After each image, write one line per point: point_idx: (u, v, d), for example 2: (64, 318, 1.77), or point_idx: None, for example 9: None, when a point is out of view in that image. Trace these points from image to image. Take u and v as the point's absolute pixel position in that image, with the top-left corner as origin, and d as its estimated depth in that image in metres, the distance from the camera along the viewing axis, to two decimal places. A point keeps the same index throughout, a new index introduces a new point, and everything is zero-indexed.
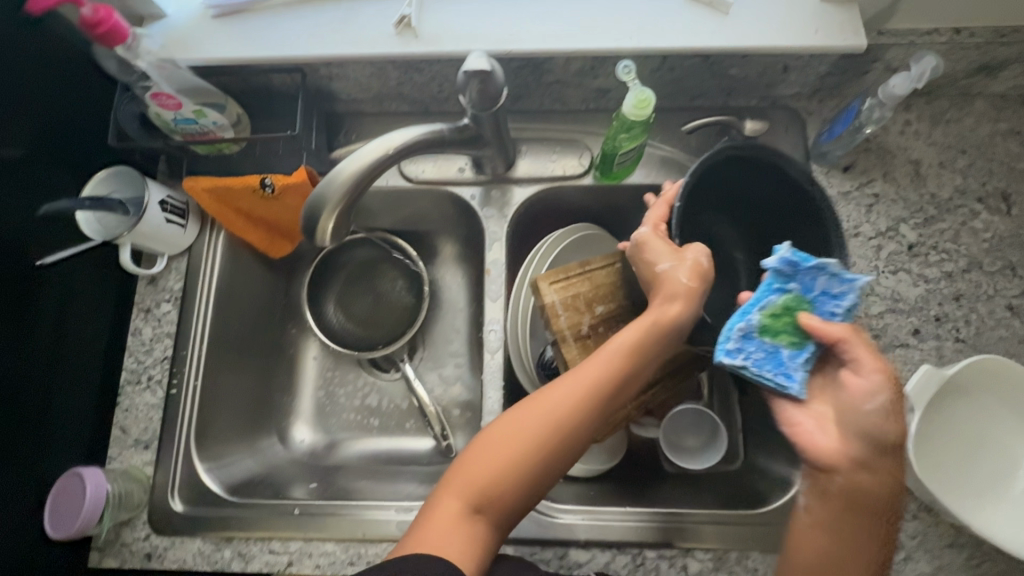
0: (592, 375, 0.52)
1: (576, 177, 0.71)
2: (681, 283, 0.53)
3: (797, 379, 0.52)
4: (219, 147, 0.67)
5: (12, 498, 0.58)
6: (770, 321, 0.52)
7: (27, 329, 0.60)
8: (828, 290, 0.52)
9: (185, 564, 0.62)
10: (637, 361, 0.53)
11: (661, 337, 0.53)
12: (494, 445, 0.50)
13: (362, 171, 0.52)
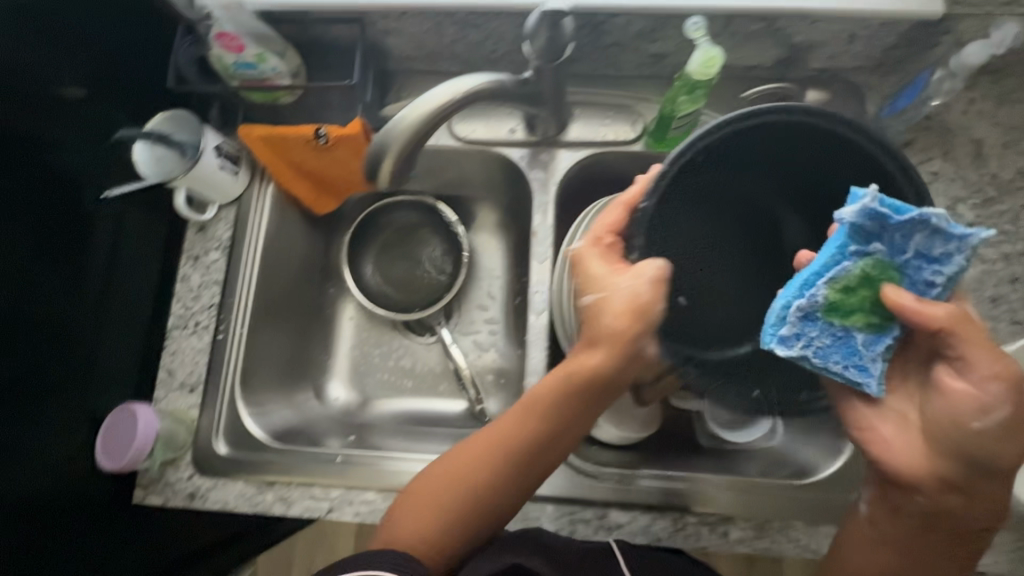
0: (501, 440, 0.53)
1: (626, 143, 0.70)
2: (610, 323, 0.49)
3: (873, 373, 0.44)
4: (274, 96, 0.67)
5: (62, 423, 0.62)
6: (841, 298, 0.42)
7: (78, 265, 0.63)
8: (926, 253, 0.41)
9: (228, 505, 0.62)
10: (553, 421, 0.53)
11: (577, 395, 0.52)
12: (412, 506, 0.54)
13: (428, 118, 0.51)
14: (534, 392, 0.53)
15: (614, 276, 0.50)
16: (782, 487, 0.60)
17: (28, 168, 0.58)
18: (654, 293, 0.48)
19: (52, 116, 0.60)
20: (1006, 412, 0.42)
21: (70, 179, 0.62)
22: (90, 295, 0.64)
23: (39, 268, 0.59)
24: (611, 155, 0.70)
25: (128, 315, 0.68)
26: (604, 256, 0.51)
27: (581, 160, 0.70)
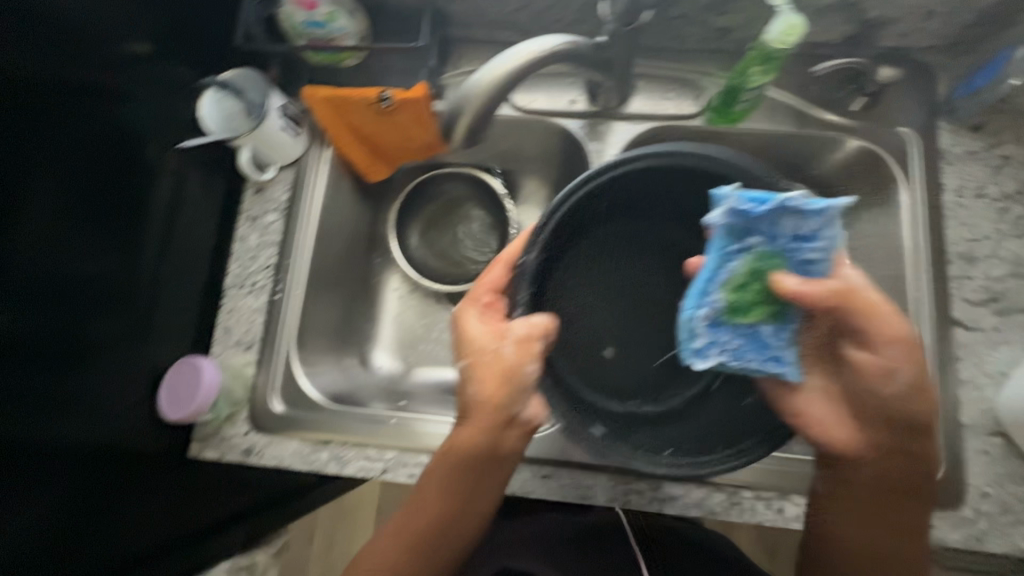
0: (418, 511, 0.58)
1: (688, 117, 0.69)
2: (486, 398, 0.57)
3: (787, 359, 0.52)
4: (338, 58, 0.68)
5: (123, 376, 0.63)
6: (737, 297, 0.51)
7: (138, 219, 0.64)
8: (800, 235, 0.49)
9: (283, 461, 0.63)
10: (456, 487, 0.58)
11: (471, 461, 0.58)
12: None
13: (502, 80, 0.51)
14: (438, 464, 0.58)
15: (488, 340, 0.57)
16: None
17: (94, 123, 0.58)
18: (522, 354, 0.54)
19: (120, 71, 0.60)
20: (906, 371, 0.53)
21: (137, 137, 0.62)
22: (152, 254, 0.65)
23: (101, 219, 0.60)
24: (673, 129, 0.69)
25: (188, 273, 0.68)
26: (486, 323, 0.58)
27: (638, 135, 0.69)
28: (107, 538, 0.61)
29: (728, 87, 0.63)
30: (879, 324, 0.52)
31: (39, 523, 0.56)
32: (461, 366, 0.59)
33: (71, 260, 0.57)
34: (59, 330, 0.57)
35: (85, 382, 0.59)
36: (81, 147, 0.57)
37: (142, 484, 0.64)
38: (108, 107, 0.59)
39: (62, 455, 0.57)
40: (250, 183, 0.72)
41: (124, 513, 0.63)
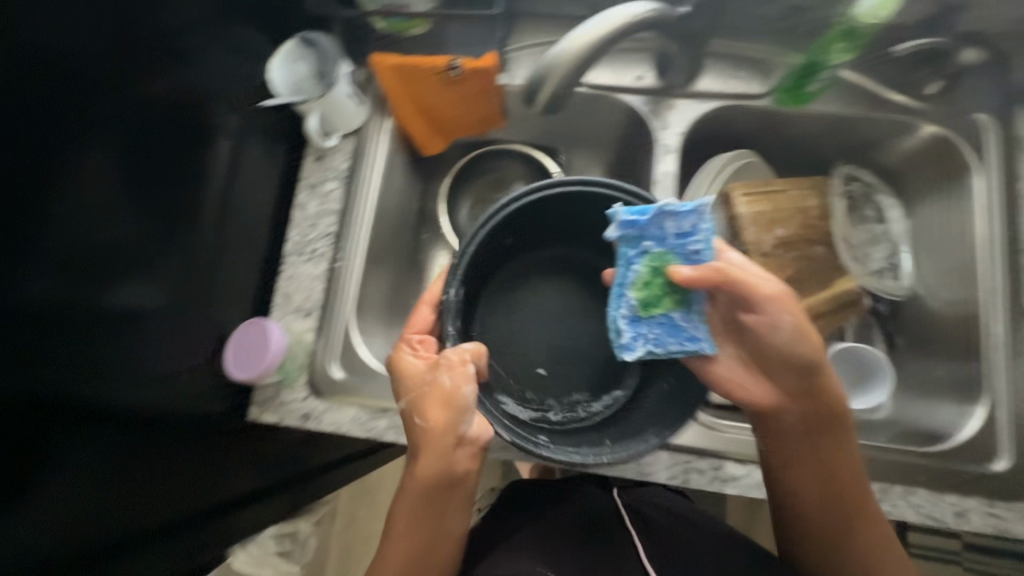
0: (389, 556, 0.51)
1: (756, 97, 0.68)
2: (431, 426, 0.50)
3: (702, 336, 0.54)
4: (408, 25, 0.68)
5: (172, 346, 0.62)
6: (645, 293, 0.54)
7: (178, 184, 0.61)
8: (679, 231, 0.51)
9: (341, 428, 0.63)
10: (422, 525, 0.51)
11: (428, 494, 0.50)
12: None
13: (590, 44, 0.49)
14: (399, 507, 0.52)
15: (423, 374, 0.52)
16: (903, 453, 0.60)
17: (140, 81, 0.55)
18: (459, 378, 0.50)
19: (186, 29, 0.59)
20: (791, 318, 0.52)
21: (188, 97, 0.61)
22: (198, 218, 0.64)
23: (145, 181, 0.57)
24: (739, 108, 0.68)
25: (246, 237, 0.70)
26: (420, 359, 0.54)
27: (704, 113, 0.68)
28: (136, 524, 0.58)
29: (805, 66, 0.61)
30: (766, 292, 0.52)
31: (80, 489, 0.52)
32: (402, 408, 0.53)
33: (113, 228, 0.54)
34: (97, 302, 0.53)
35: (121, 358, 0.56)
36: (127, 107, 0.54)
37: (169, 468, 0.61)
38: (172, 64, 0.58)
39: (96, 435, 0.54)
40: (311, 150, 0.71)
41: (153, 498, 0.59)
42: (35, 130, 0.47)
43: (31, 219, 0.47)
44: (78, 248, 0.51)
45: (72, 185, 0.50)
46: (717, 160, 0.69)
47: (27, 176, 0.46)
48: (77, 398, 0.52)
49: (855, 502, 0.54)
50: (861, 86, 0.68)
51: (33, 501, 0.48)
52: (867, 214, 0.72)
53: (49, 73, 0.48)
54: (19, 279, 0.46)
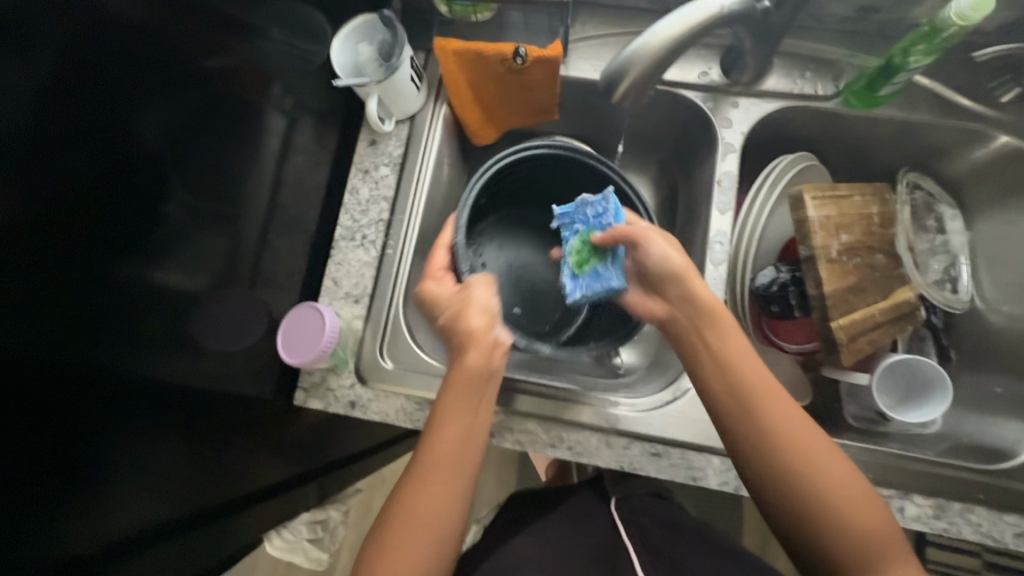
0: (437, 450, 0.50)
1: (822, 100, 0.66)
2: (474, 329, 0.53)
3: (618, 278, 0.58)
4: (472, 11, 0.66)
5: (200, 327, 0.59)
6: (578, 261, 0.60)
7: (220, 159, 0.58)
8: (595, 214, 0.58)
9: (388, 417, 0.62)
10: (470, 420, 0.51)
11: (471, 389, 0.52)
12: (396, 559, 0.46)
13: (682, 35, 0.47)
14: (444, 404, 0.51)
15: (454, 293, 0.56)
16: (962, 470, 0.58)
17: (203, 61, 0.54)
18: (488, 288, 0.55)
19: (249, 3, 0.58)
20: (656, 241, 0.54)
21: (244, 74, 0.60)
22: (249, 196, 0.63)
23: (191, 151, 0.54)
24: (802, 109, 0.67)
25: (294, 218, 0.70)
26: (445, 286, 0.57)
27: (767, 113, 0.67)
28: (165, 509, 0.57)
29: (881, 66, 0.60)
30: (652, 237, 0.54)
31: (111, 464, 0.50)
32: (440, 325, 0.55)
33: (175, 210, 0.53)
34: (146, 275, 0.51)
35: (170, 341, 0.55)
36: (190, 87, 0.53)
37: (199, 452, 0.61)
38: (235, 39, 0.58)
39: (145, 419, 0.53)
40: (364, 134, 0.70)
41: (183, 481, 0.59)
42: (116, 107, 0.46)
43: (109, 200, 0.46)
44: (145, 230, 0.50)
45: (142, 166, 0.49)
46: (780, 162, 0.69)
47: (110, 159, 0.45)
48: (118, 367, 0.49)
49: (805, 469, 0.46)
50: (932, 92, 0.66)
51: (92, 486, 0.48)
52: (928, 224, 0.71)
53: (135, 52, 0.46)
54: (98, 262, 0.46)
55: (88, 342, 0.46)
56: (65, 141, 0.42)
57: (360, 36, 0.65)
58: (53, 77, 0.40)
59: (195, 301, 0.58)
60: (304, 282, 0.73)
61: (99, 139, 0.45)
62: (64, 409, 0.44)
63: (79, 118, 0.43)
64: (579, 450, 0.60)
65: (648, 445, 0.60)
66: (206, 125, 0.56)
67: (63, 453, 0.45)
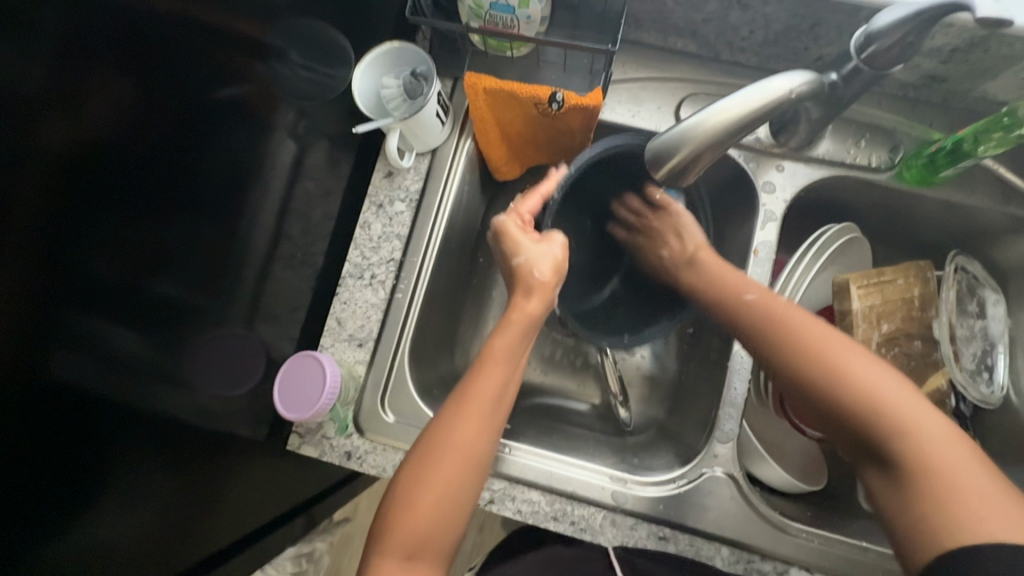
0: (478, 386, 0.52)
1: (873, 171, 0.62)
2: (544, 277, 0.58)
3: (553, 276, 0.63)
4: (508, 47, 0.62)
5: (193, 356, 0.55)
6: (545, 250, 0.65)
7: (222, 181, 0.54)
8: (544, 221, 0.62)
9: (384, 472, 0.59)
10: (509, 363, 0.55)
11: (519, 335, 0.56)
12: (430, 477, 0.49)
13: (742, 118, 0.43)
14: (493, 346, 0.55)
15: (533, 243, 0.59)
16: None
17: (214, 84, 0.50)
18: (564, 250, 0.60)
19: (266, 24, 0.54)
20: (558, 248, 0.59)
21: (255, 99, 0.56)
22: (253, 226, 0.59)
23: (196, 166, 0.50)
24: (851, 179, 0.63)
25: (301, 248, 0.66)
26: (523, 230, 0.60)
27: (813, 181, 0.62)
28: (144, 547, 0.54)
29: (950, 145, 0.56)
30: (553, 241, 0.60)
31: (98, 475, 0.47)
32: (516, 262, 0.59)
33: (177, 230, 0.50)
34: (142, 284, 0.48)
35: (162, 375, 0.52)
36: (200, 109, 0.50)
37: (186, 488, 0.58)
38: (250, 62, 0.54)
39: (133, 455, 0.50)
40: (380, 165, 0.65)
41: (167, 517, 0.56)
42: (132, 104, 0.43)
43: (104, 223, 0.43)
44: (140, 254, 0.47)
45: (143, 188, 0.46)
46: (825, 234, 0.65)
47: (109, 180, 0.42)
48: (105, 387, 0.46)
49: (843, 381, 0.47)
50: (993, 173, 0.62)
51: (67, 525, 0.45)
52: (969, 307, 0.65)
53: (140, 72, 0.43)
54: (86, 287, 0.43)
55: (65, 377, 0.43)
56: (58, 164, 0.39)
57: (385, 65, 0.60)
58: (46, 96, 0.37)
59: (191, 335, 0.55)
60: (307, 316, 0.69)
61: (96, 160, 0.41)
62: (37, 449, 0.42)
63: (75, 136, 0.39)
64: (582, 527, 0.56)
65: (655, 528, 0.57)
66: (214, 148, 0.52)
67: (35, 492, 0.42)
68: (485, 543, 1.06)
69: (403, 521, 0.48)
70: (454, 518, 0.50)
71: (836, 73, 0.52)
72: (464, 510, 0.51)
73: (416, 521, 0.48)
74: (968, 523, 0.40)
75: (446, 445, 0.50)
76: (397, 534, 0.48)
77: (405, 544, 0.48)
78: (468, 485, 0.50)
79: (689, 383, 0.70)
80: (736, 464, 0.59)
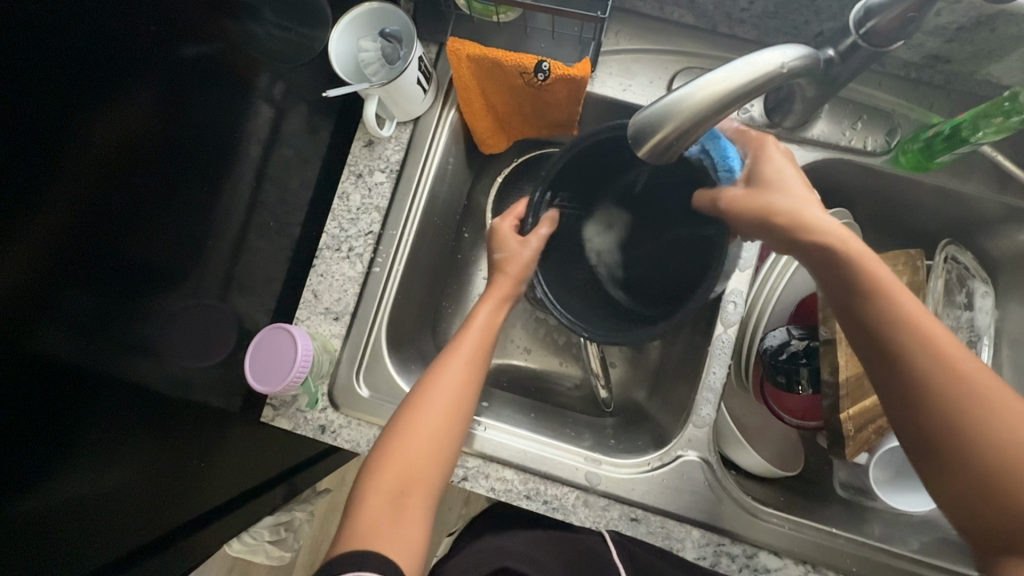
0: (468, 345, 0.56)
1: (868, 154, 0.60)
2: (513, 263, 0.62)
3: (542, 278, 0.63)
4: (493, 12, 0.59)
5: (169, 328, 0.55)
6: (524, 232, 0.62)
7: (201, 152, 0.53)
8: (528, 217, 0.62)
9: (358, 447, 0.58)
10: (494, 326, 0.59)
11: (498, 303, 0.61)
12: (417, 427, 0.51)
13: (729, 94, 0.40)
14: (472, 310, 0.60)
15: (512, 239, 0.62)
16: (933, 568, 0.56)
17: (186, 45, 0.48)
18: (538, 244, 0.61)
19: None
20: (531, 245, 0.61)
21: (227, 60, 0.53)
22: (228, 194, 0.58)
23: (172, 138, 0.49)
24: (845, 162, 0.61)
25: (276, 217, 0.64)
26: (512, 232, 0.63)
27: (807, 164, 0.60)
28: (121, 513, 0.55)
29: (948, 130, 0.54)
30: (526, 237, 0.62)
31: (79, 440, 0.48)
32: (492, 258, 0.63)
33: (157, 199, 0.50)
34: (119, 252, 0.47)
35: (135, 343, 0.51)
36: (168, 73, 0.47)
37: (161, 456, 0.57)
38: (220, 20, 0.51)
39: (108, 423, 0.50)
40: (361, 133, 0.63)
41: (144, 485, 0.56)
42: (100, 67, 0.42)
43: (65, 184, 0.41)
44: (110, 217, 0.46)
45: (114, 148, 0.44)
46: None
47: (82, 142, 0.42)
48: (84, 356, 0.46)
49: (956, 382, 0.41)
50: (990, 160, 0.60)
51: (39, 487, 0.45)
52: (957, 298, 0.63)
53: (93, 25, 0.40)
54: (55, 245, 0.42)
55: (38, 339, 0.42)
56: (10, 121, 0.37)
57: (363, 28, 0.58)
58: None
59: (165, 304, 0.54)
60: (283, 288, 0.67)
61: (45, 116, 0.39)
62: (8, 415, 0.41)
63: (20, 95, 0.37)
64: (554, 506, 0.56)
65: (628, 509, 0.57)
66: (187, 113, 0.50)
67: (14, 454, 0.42)
68: (469, 515, 1.07)
69: (394, 470, 0.50)
70: (440, 471, 0.52)
71: (833, 50, 0.50)
72: (447, 463, 0.52)
73: (402, 469, 0.50)
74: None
75: (444, 403, 0.53)
76: (385, 482, 0.49)
77: (390, 489, 0.49)
78: (453, 443, 0.53)
79: (671, 366, 0.69)
80: (711, 449, 0.59)
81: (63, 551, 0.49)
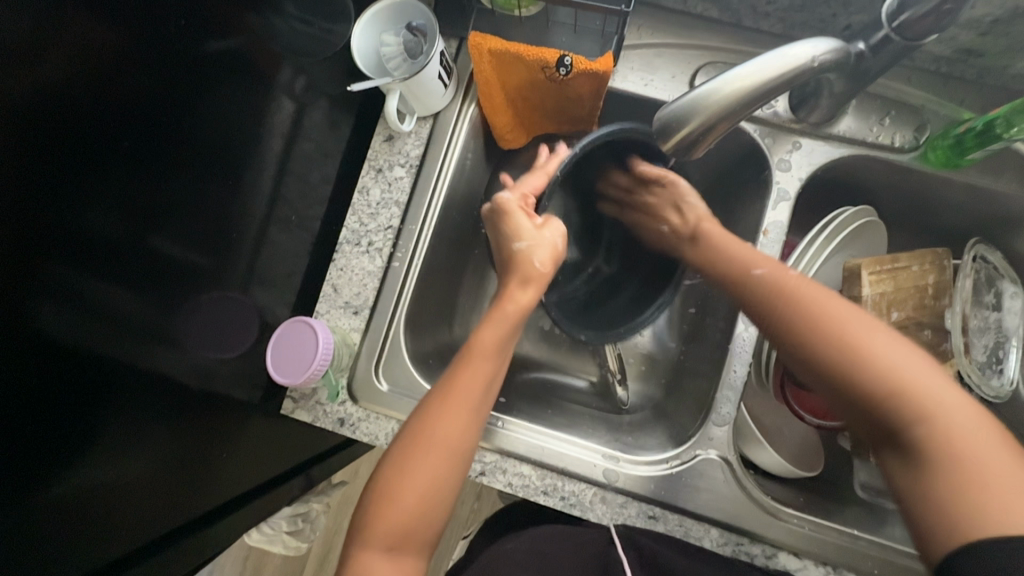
0: (463, 386, 0.53)
1: (895, 150, 0.59)
2: (545, 269, 0.59)
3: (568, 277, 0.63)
4: (516, 6, 0.59)
5: (190, 321, 0.55)
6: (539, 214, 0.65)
7: (224, 147, 0.53)
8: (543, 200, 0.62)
9: (378, 440, 0.59)
10: (496, 358, 0.56)
11: (505, 330, 0.57)
12: (410, 474, 0.51)
13: (757, 88, 0.40)
14: (477, 343, 0.56)
15: (535, 228, 0.59)
16: None
17: (211, 39, 0.49)
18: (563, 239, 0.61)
19: None
20: (558, 237, 0.60)
21: (251, 54, 0.54)
22: (252, 188, 0.59)
23: (195, 134, 0.50)
24: (871, 159, 0.60)
25: (297, 212, 0.65)
26: (525, 212, 0.60)
27: (833, 160, 0.59)
28: (143, 502, 0.55)
29: (981, 126, 0.53)
30: (551, 231, 0.60)
31: (103, 430, 0.49)
32: (517, 248, 0.59)
33: (180, 190, 0.50)
34: (141, 246, 0.48)
35: (156, 334, 0.52)
36: (194, 67, 0.48)
37: (183, 445, 0.58)
38: (243, 13, 0.52)
39: (131, 413, 0.51)
40: (380, 128, 0.63)
41: (165, 473, 0.57)
42: (123, 60, 0.42)
43: (87, 181, 0.42)
44: (131, 211, 0.46)
45: (134, 144, 0.45)
46: (840, 216, 0.63)
47: (104, 136, 0.42)
48: (106, 348, 0.47)
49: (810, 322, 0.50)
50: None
51: (65, 473, 0.46)
52: (984, 298, 0.62)
53: (118, 19, 0.41)
54: (72, 238, 0.42)
55: (55, 331, 0.42)
56: (37, 115, 0.38)
57: (386, 22, 0.58)
58: (8, 41, 0.35)
59: (185, 296, 0.54)
60: (302, 282, 0.68)
61: (68, 108, 0.39)
62: (28, 401, 0.42)
63: (42, 85, 0.38)
64: (571, 504, 0.56)
65: (645, 506, 0.57)
66: (210, 109, 0.51)
67: (36, 442, 0.43)
68: (481, 512, 1.07)
69: (385, 519, 0.50)
70: (435, 513, 0.52)
71: (863, 42, 0.49)
72: (443, 505, 0.52)
73: (395, 518, 0.50)
74: (991, 515, 0.38)
75: (433, 448, 0.51)
76: (376, 531, 0.50)
77: (385, 537, 0.50)
78: (446, 487, 0.52)
79: (690, 365, 0.69)
80: (732, 449, 0.58)
81: (87, 536, 0.50)
